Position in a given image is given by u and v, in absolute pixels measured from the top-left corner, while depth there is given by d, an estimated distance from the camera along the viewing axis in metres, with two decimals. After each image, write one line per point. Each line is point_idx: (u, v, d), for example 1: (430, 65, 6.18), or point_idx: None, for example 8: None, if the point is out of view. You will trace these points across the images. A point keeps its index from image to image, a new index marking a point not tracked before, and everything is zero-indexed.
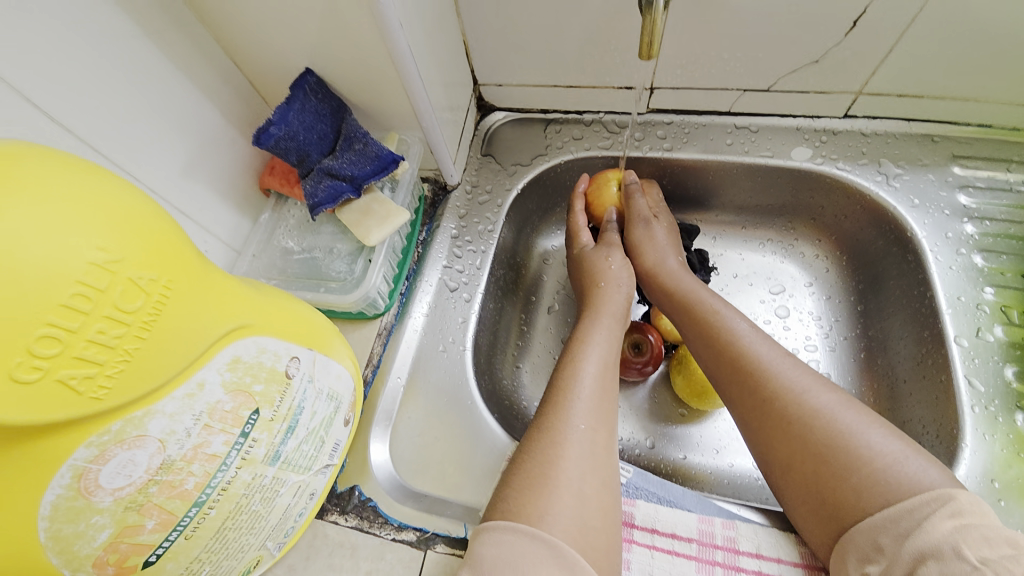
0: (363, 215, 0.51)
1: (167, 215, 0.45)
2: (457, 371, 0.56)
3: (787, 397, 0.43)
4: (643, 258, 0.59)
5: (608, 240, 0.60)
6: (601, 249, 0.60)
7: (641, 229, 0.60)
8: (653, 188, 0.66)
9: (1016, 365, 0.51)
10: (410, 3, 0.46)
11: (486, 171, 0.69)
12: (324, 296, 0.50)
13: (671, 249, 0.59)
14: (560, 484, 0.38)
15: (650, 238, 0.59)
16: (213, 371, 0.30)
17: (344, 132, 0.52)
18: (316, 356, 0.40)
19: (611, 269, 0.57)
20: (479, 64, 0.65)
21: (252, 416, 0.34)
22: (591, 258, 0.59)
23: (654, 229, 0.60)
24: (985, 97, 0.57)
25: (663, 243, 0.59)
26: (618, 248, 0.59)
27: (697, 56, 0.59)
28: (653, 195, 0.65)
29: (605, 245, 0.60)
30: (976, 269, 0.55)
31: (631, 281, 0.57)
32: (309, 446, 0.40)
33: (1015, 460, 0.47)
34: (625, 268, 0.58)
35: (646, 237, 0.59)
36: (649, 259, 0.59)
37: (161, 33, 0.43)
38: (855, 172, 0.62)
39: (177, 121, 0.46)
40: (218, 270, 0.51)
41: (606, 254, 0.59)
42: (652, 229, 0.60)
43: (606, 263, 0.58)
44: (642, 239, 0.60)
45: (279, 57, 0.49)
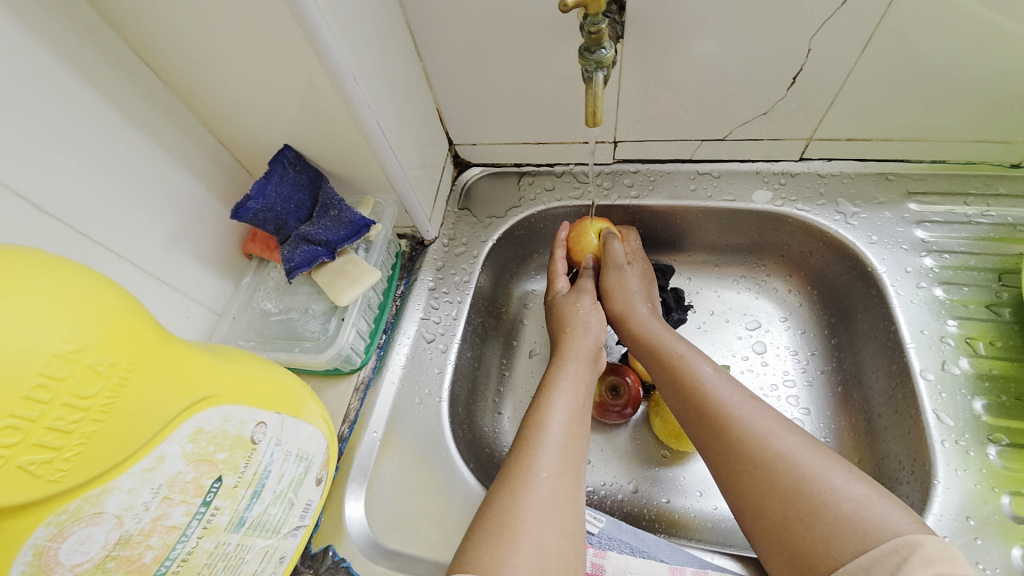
0: (337, 276, 0.54)
1: (150, 287, 0.48)
2: (433, 423, 0.57)
3: (750, 442, 0.43)
4: (612, 303, 0.61)
5: (580, 286, 0.62)
6: (571, 295, 0.62)
7: (613, 275, 0.61)
8: (632, 233, 0.68)
9: (985, 398, 0.52)
10: (376, 84, 0.50)
11: (463, 224, 0.72)
12: (298, 356, 0.52)
13: (642, 295, 0.60)
14: (519, 533, 0.38)
15: (621, 287, 0.60)
16: (174, 444, 0.32)
17: (321, 200, 0.55)
18: (285, 419, 0.41)
19: (579, 314, 0.59)
20: (451, 127, 0.69)
21: (214, 485, 0.35)
22: (562, 304, 0.61)
23: (627, 274, 0.61)
24: (933, 137, 0.60)
25: (632, 289, 0.60)
26: (589, 293, 0.61)
27: (653, 112, 0.62)
28: (632, 242, 0.67)
29: (577, 290, 0.62)
30: (938, 302, 0.57)
31: (601, 326, 0.59)
32: (276, 510, 0.41)
33: (991, 495, 0.47)
34: (594, 312, 0.59)
35: (619, 283, 0.61)
36: (618, 304, 0.60)
37: (148, 123, 0.47)
38: (814, 212, 0.64)
39: (163, 200, 0.49)
40: (199, 333, 0.54)
41: (575, 300, 0.61)
42: (624, 275, 0.61)
43: (575, 309, 0.60)
44: (614, 284, 0.61)
45: (259, 135, 0.53)
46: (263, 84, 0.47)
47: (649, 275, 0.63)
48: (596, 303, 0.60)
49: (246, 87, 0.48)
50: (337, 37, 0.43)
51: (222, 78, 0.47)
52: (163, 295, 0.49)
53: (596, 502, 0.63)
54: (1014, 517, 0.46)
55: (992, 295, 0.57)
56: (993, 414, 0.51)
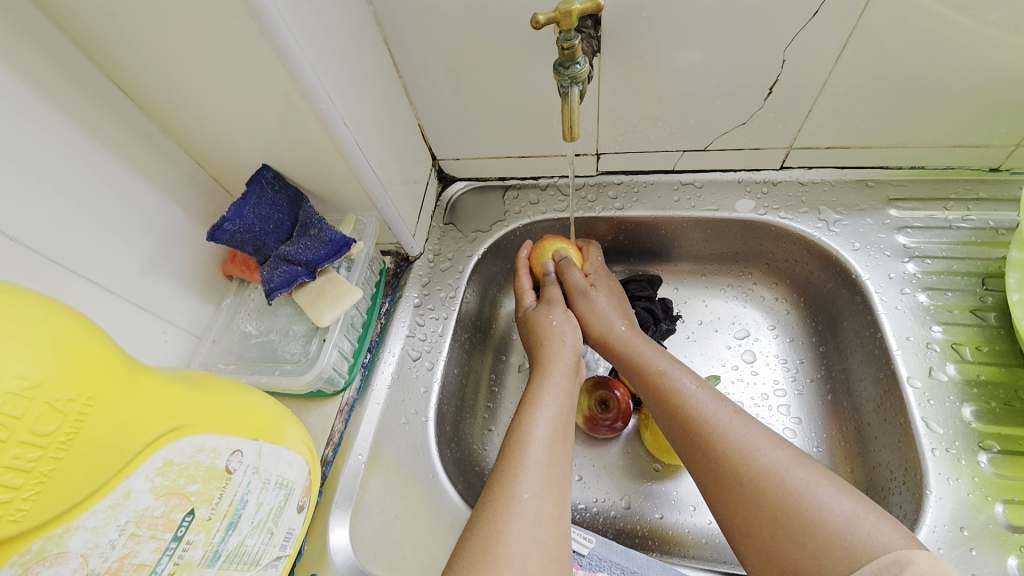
0: (317, 296, 0.54)
1: (127, 313, 0.47)
2: (419, 443, 0.56)
3: (736, 458, 0.43)
4: (590, 326, 0.60)
5: (547, 297, 0.62)
6: (542, 307, 0.61)
7: (580, 301, 0.61)
8: (592, 247, 0.68)
9: (974, 404, 0.51)
10: (354, 102, 0.50)
11: (448, 239, 0.71)
12: (278, 379, 0.51)
13: (617, 314, 0.60)
14: (502, 560, 0.37)
15: (593, 309, 0.60)
16: (142, 478, 0.32)
17: (301, 219, 0.55)
18: (262, 447, 0.40)
19: (554, 325, 0.58)
20: (434, 142, 0.69)
21: (186, 518, 0.35)
22: (536, 318, 0.61)
23: (595, 298, 0.61)
24: (910, 144, 0.61)
25: (605, 310, 0.60)
26: (557, 302, 0.61)
27: (633, 125, 0.63)
28: (593, 258, 0.67)
29: (545, 302, 0.62)
30: (923, 308, 0.57)
31: (577, 333, 0.58)
32: (254, 542, 0.40)
33: (985, 504, 0.46)
34: (568, 323, 0.59)
35: (588, 308, 0.60)
36: (596, 328, 0.59)
37: (124, 147, 0.47)
38: (797, 220, 0.64)
39: (141, 224, 0.49)
40: (178, 358, 0.53)
41: (548, 312, 0.60)
42: (593, 299, 0.61)
43: (548, 321, 0.59)
44: (585, 310, 0.61)
45: (238, 156, 0.53)
46: (239, 105, 0.47)
47: (618, 291, 0.63)
48: (568, 312, 0.60)
49: (222, 108, 0.47)
50: (309, 57, 0.44)
51: (199, 100, 0.47)
52: (140, 320, 0.48)
53: (589, 520, 0.61)
54: (1010, 526, 0.46)
55: (976, 299, 0.57)
56: (983, 421, 0.50)
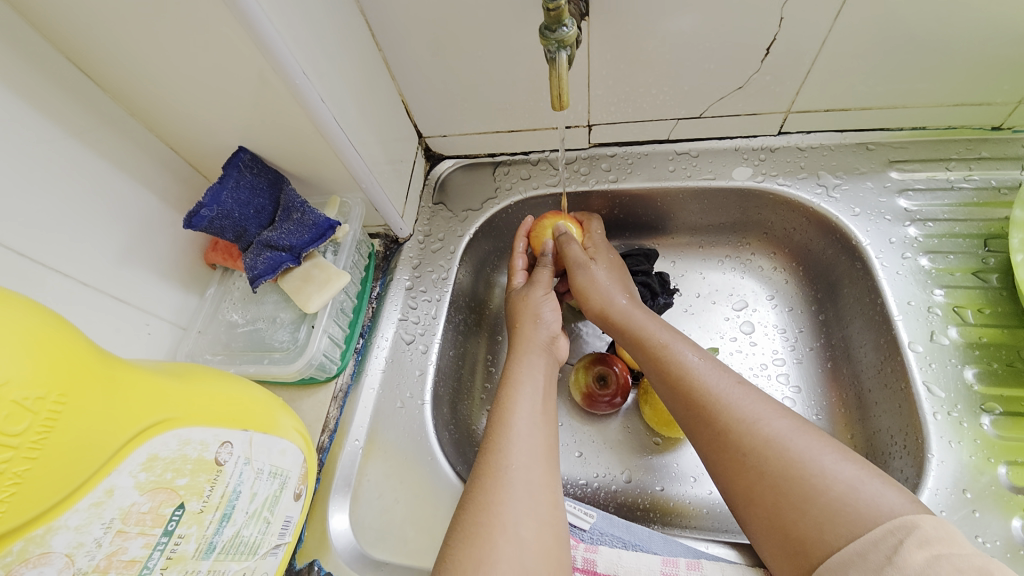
0: (303, 282, 0.52)
1: (106, 307, 0.46)
2: (416, 427, 0.56)
3: (739, 428, 0.42)
4: (589, 298, 0.59)
5: (535, 278, 0.60)
6: (526, 288, 0.60)
7: (579, 274, 0.60)
8: (593, 221, 0.66)
9: (976, 367, 0.51)
10: (331, 77, 0.48)
11: (438, 219, 0.69)
12: (268, 368, 0.50)
13: (618, 287, 0.59)
14: (497, 531, 0.37)
15: (591, 281, 0.59)
16: (125, 474, 0.31)
17: (283, 203, 0.53)
18: (253, 437, 0.40)
19: (532, 305, 0.57)
20: (419, 119, 0.66)
21: (176, 512, 0.34)
22: (517, 298, 0.59)
23: (594, 271, 0.60)
24: (913, 104, 0.58)
25: (604, 283, 0.59)
26: (544, 286, 0.59)
27: (626, 94, 0.60)
28: (595, 233, 0.65)
29: (531, 282, 0.60)
30: (924, 272, 0.56)
31: (556, 314, 0.57)
32: (251, 531, 0.39)
33: (986, 466, 0.46)
34: (547, 302, 0.57)
35: (588, 280, 0.59)
36: (596, 301, 0.58)
37: (90, 133, 0.44)
38: (795, 186, 0.62)
39: (114, 214, 0.47)
40: (163, 350, 0.51)
41: (529, 292, 0.59)
42: (592, 273, 0.60)
43: (528, 301, 0.58)
44: (584, 283, 0.60)
45: (213, 139, 0.50)
46: (209, 84, 0.44)
47: (618, 266, 0.62)
48: (549, 293, 0.59)
49: (191, 88, 0.45)
50: (279, 29, 0.41)
51: (165, 79, 0.44)
52: (120, 313, 0.47)
53: (590, 495, 0.61)
54: (1012, 487, 0.45)
55: (978, 262, 0.56)
56: (984, 383, 0.50)
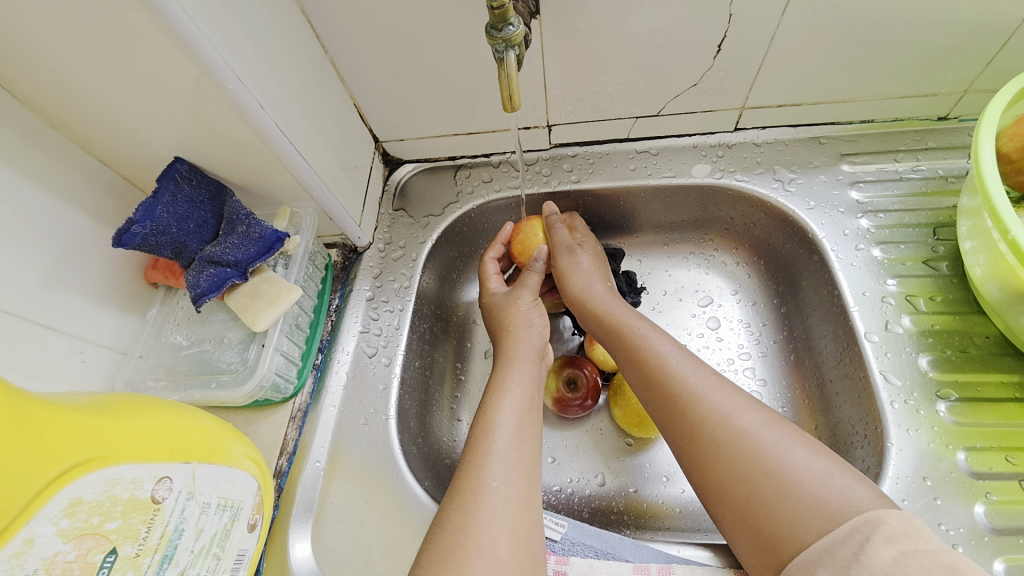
0: (251, 298, 0.49)
1: (32, 336, 0.42)
2: (381, 443, 0.54)
3: (714, 420, 0.42)
4: (570, 287, 0.58)
5: (522, 282, 0.59)
6: (510, 292, 0.58)
7: (564, 258, 0.60)
8: (577, 219, 0.66)
9: (930, 353, 0.52)
10: (270, 82, 0.45)
11: (398, 226, 0.67)
12: (215, 392, 0.48)
13: (599, 274, 0.59)
14: (473, 554, 0.36)
15: (574, 266, 0.59)
16: (46, 521, 0.28)
17: (227, 215, 0.50)
18: (197, 469, 0.37)
19: (521, 311, 0.56)
20: (374, 122, 0.64)
21: (108, 559, 0.31)
22: (501, 303, 0.57)
23: (579, 256, 0.60)
24: (861, 97, 0.60)
25: (587, 269, 0.59)
26: (530, 289, 0.58)
27: (583, 93, 0.59)
28: (579, 229, 0.64)
29: (517, 286, 0.59)
30: (877, 263, 0.57)
31: (543, 321, 0.56)
32: (198, 570, 0.37)
33: (946, 452, 0.48)
34: (536, 308, 0.56)
35: (570, 266, 0.59)
36: (576, 287, 0.58)
37: (3, 146, 0.40)
38: (753, 181, 0.63)
39: (36, 234, 0.43)
40: (100, 378, 0.48)
41: (516, 297, 0.57)
42: (574, 258, 0.60)
43: (516, 305, 0.56)
44: (567, 267, 0.59)
45: (145, 150, 0.47)
46: (137, 92, 0.41)
47: (602, 254, 0.62)
48: (536, 299, 0.57)
49: (116, 97, 0.42)
50: (210, 32, 0.38)
51: (85, 87, 0.41)
52: (49, 342, 0.43)
53: (565, 501, 0.61)
54: (972, 473, 0.47)
55: (928, 250, 0.57)
56: (940, 369, 0.51)
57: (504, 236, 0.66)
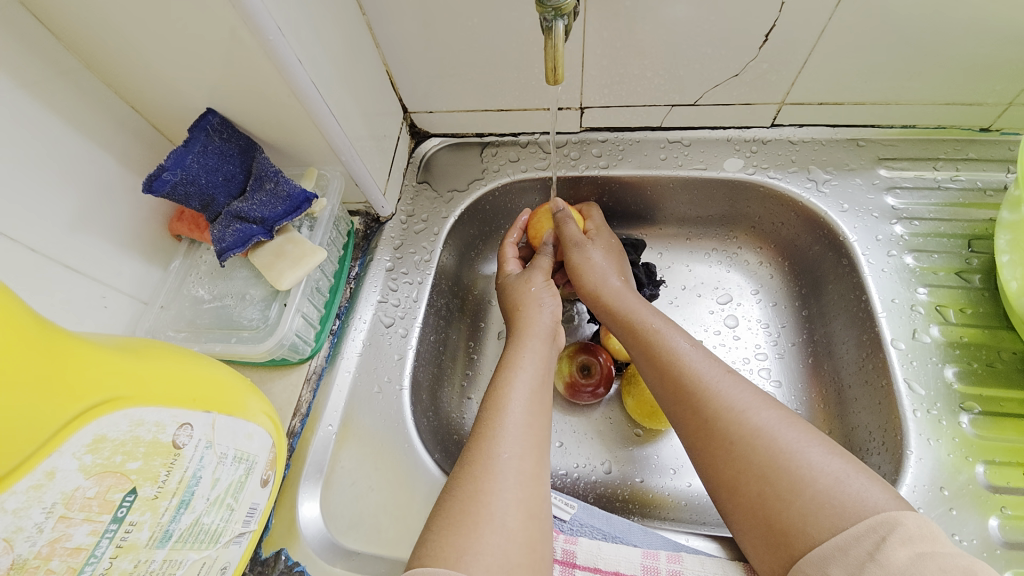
0: (276, 257, 0.49)
1: (56, 277, 0.42)
2: (393, 412, 0.54)
3: (728, 416, 0.41)
4: (582, 279, 0.58)
5: (535, 263, 0.59)
6: (525, 273, 0.58)
7: (576, 253, 0.58)
8: (594, 209, 0.65)
9: (956, 365, 0.51)
10: (309, 38, 0.44)
11: (422, 199, 0.67)
12: (234, 347, 0.48)
13: (613, 270, 0.58)
14: (483, 520, 0.36)
15: (587, 261, 0.58)
16: (69, 456, 0.28)
17: (255, 172, 0.49)
18: (216, 419, 0.37)
19: (533, 291, 0.55)
20: (405, 92, 0.63)
21: (127, 498, 0.31)
22: (515, 285, 0.57)
23: (591, 251, 0.58)
24: (906, 100, 0.58)
25: (600, 264, 0.58)
26: (543, 271, 0.57)
27: (620, 76, 0.58)
28: (595, 218, 0.64)
29: (531, 268, 0.58)
30: (908, 270, 0.56)
31: (557, 302, 0.55)
32: (212, 519, 0.37)
33: (964, 464, 0.47)
34: (547, 289, 0.56)
35: (583, 260, 0.58)
36: (589, 281, 0.57)
37: (39, 84, 0.40)
38: (786, 180, 0.62)
39: (66, 176, 0.43)
40: (121, 325, 0.48)
41: (529, 278, 0.57)
42: (588, 253, 0.58)
43: (528, 286, 0.56)
44: (580, 263, 0.58)
45: (179, 100, 0.47)
46: (174, 37, 0.40)
47: (617, 250, 0.60)
48: (549, 280, 0.57)
49: (154, 41, 0.41)
50: None
51: (124, 30, 0.40)
52: (73, 285, 0.43)
53: (570, 485, 0.61)
54: (989, 486, 0.46)
55: (961, 262, 0.56)
56: (965, 382, 0.51)
57: (521, 224, 0.65)
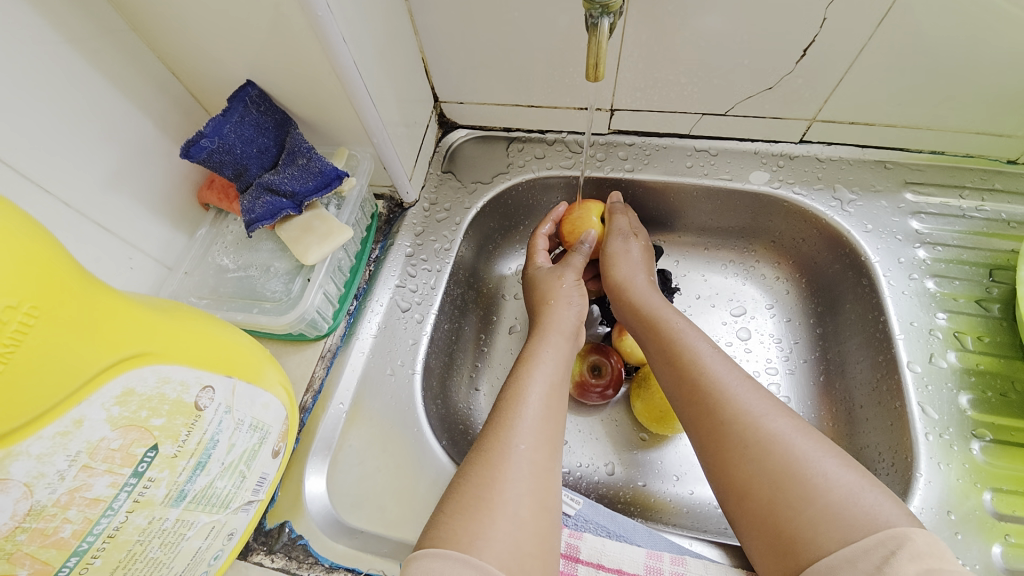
0: (303, 232, 0.50)
1: (87, 233, 0.42)
2: (404, 395, 0.54)
3: (740, 423, 0.41)
4: (614, 272, 0.58)
5: (568, 261, 0.59)
6: (557, 268, 0.58)
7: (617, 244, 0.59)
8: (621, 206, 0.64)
9: (971, 392, 0.51)
10: (354, 17, 0.45)
11: (445, 188, 0.67)
12: (256, 317, 0.48)
13: (644, 268, 0.58)
14: (495, 506, 0.36)
15: (625, 254, 0.59)
16: (97, 406, 0.29)
17: (288, 146, 0.50)
18: (236, 385, 0.37)
19: (561, 288, 0.55)
20: (438, 80, 0.63)
21: (148, 454, 0.32)
22: (545, 279, 0.57)
23: (631, 247, 0.59)
24: (938, 126, 0.58)
25: (635, 261, 0.58)
26: (575, 269, 0.58)
27: (655, 80, 0.58)
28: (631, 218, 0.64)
29: (563, 264, 0.59)
30: (929, 295, 0.56)
31: (584, 302, 0.55)
32: (225, 484, 0.37)
33: (972, 490, 0.47)
34: (575, 288, 0.56)
35: (621, 252, 0.59)
36: (620, 274, 0.58)
37: (85, 41, 0.41)
38: (811, 196, 0.62)
39: (104, 134, 0.43)
40: (144, 287, 0.48)
41: (559, 275, 0.57)
42: (624, 248, 0.59)
43: (557, 282, 0.56)
44: (616, 254, 0.59)
45: (219, 70, 0.47)
46: (221, 6, 0.41)
47: (649, 250, 0.61)
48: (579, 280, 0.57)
49: (202, 8, 0.41)
50: None
51: None
52: (102, 242, 0.44)
53: (572, 483, 0.61)
54: (995, 513, 0.46)
55: (981, 290, 0.56)
56: (978, 409, 0.51)
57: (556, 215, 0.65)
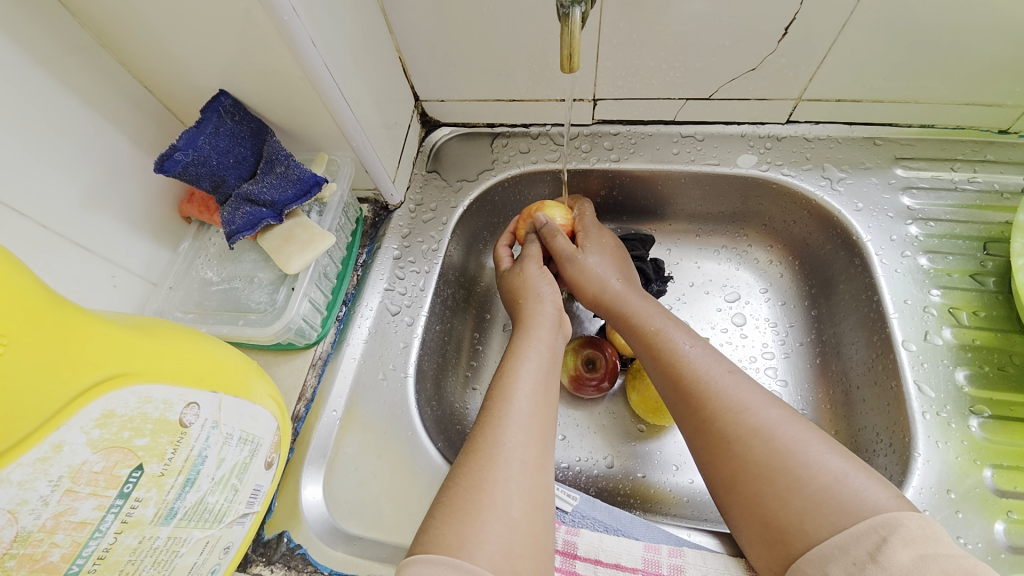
0: (284, 241, 0.49)
1: (67, 254, 0.42)
2: (397, 399, 0.54)
3: (730, 414, 0.41)
4: (581, 288, 0.57)
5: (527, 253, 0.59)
6: (518, 265, 0.58)
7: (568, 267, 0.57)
8: (585, 204, 0.64)
9: (968, 368, 0.51)
10: (324, 20, 0.44)
11: (431, 188, 0.66)
12: (242, 329, 0.48)
13: (611, 270, 0.57)
14: (486, 508, 0.36)
15: (581, 272, 0.57)
16: (76, 430, 0.28)
17: (266, 155, 0.49)
18: (223, 399, 0.37)
19: (529, 281, 0.55)
20: (417, 79, 0.62)
21: (135, 474, 0.31)
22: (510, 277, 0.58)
23: (584, 259, 0.57)
24: (925, 99, 0.57)
25: (597, 268, 0.57)
26: (534, 258, 0.58)
27: (636, 67, 0.57)
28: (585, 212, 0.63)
29: (523, 259, 0.58)
30: (922, 272, 0.55)
31: (556, 288, 0.55)
32: (217, 498, 0.37)
33: (972, 468, 0.47)
34: (544, 278, 0.56)
35: (577, 271, 0.57)
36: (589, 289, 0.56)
37: (54, 60, 0.40)
38: (800, 177, 0.61)
39: (78, 154, 0.43)
40: (129, 306, 0.48)
41: (523, 268, 0.57)
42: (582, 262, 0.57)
43: (522, 277, 0.56)
44: (574, 275, 0.57)
45: (191, 81, 0.46)
46: (188, 18, 0.40)
47: (609, 246, 0.59)
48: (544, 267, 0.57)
49: (168, 21, 0.40)
50: None
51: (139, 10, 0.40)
52: (83, 263, 0.43)
53: (571, 478, 0.60)
54: (996, 490, 0.46)
55: (976, 264, 0.55)
56: (975, 385, 0.50)
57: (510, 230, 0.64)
